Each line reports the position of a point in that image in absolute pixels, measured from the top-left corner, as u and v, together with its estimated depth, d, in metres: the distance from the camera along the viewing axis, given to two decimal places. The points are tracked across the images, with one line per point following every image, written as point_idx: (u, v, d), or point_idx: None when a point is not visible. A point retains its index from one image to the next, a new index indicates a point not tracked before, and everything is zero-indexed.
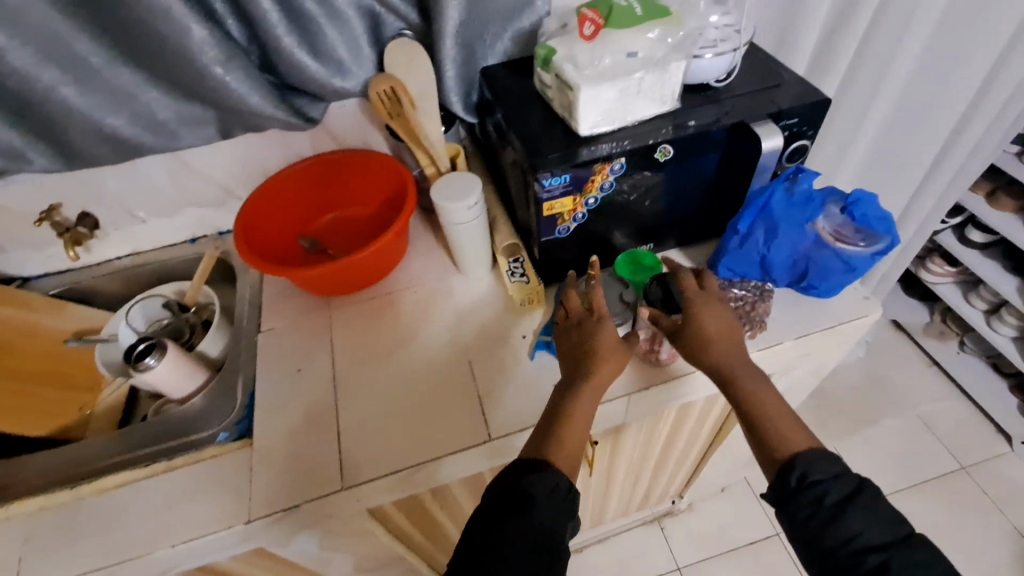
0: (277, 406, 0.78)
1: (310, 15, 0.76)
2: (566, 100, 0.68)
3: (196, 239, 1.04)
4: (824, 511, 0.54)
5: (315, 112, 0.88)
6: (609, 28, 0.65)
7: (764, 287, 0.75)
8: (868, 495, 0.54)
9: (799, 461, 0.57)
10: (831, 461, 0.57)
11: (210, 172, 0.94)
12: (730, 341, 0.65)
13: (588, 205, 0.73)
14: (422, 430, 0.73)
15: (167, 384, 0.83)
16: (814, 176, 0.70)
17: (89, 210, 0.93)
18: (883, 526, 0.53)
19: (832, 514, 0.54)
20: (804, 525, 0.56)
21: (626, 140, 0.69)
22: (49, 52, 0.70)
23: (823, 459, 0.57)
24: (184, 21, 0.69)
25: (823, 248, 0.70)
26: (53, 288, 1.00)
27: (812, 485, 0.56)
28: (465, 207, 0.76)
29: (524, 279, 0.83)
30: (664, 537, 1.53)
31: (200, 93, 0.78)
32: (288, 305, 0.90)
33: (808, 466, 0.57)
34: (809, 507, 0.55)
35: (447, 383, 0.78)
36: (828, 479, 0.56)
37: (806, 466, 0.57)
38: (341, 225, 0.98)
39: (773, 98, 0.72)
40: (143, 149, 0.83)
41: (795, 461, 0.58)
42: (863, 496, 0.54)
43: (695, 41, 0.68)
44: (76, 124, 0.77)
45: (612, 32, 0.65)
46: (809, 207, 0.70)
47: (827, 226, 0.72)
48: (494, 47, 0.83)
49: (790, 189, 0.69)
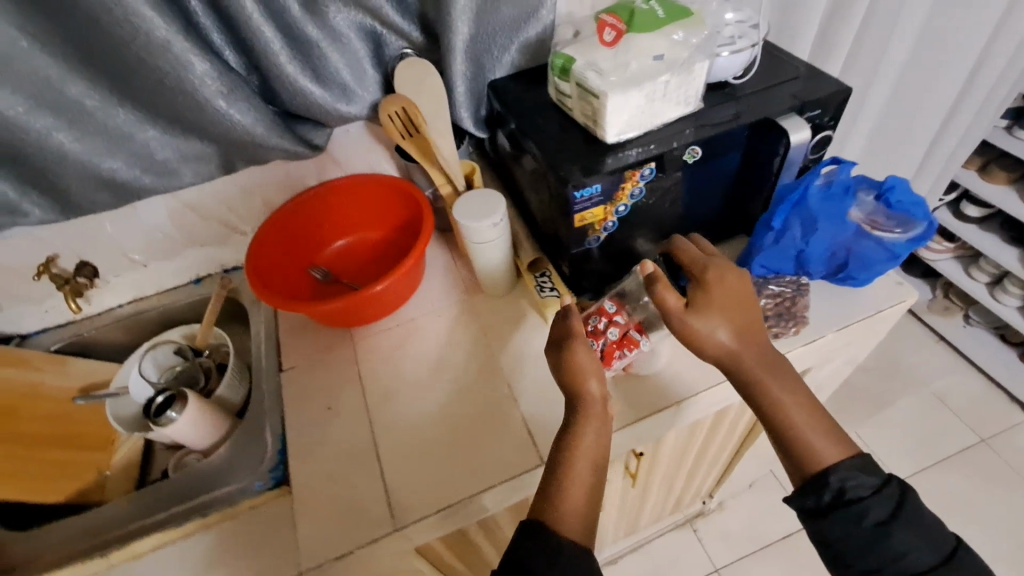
0: (312, 447, 0.74)
1: (312, 40, 0.73)
2: (589, 108, 0.66)
3: (200, 278, 1.00)
4: (866, 531, 0.53)
5: (318, 138, 0.85)
6: (631, 33, 0.63)
7: (799, 281, 0.75)
8: (910, 508, 0.53)
9: (835, 475, 0.55)
10: (868, 471, 0.55)
11: (213, 209, 0.91)
12: (747, 306, 0.62)
13: (618, 213, 0.72)
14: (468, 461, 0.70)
15: (187, 437, 0.77)
16: (852, 167, 0.69)
17: (87, 258, 0.89)
18: (929, 542, 0.53)
19: (877, 533, 0.53)
20: (837, 540, 0.55)
21: (652, 144, 0.67)
22: (41, 97, 0.66)
23: (861, 470, 0.55)
24: (185, 55, 0.65)
25: (863, 239, 0.70)
26: (54, 343, 0.96)
27: (852, 502, 0.54)
28: (491, 224, 0.74)
29: (556, 293, 0.80)
30: (698, 539, 1.50)
31: (201, 128, 0.74)
32: (308, 340, 0.86)
33: (846, 481, 0.55)
34: (849, 526, 0.54)
35: (488, 408, 0.75)
36: (869, 495, 0.54)
37: (843, 480, 0.55)
38: (354, 252, 0.95)
39: (792, 90, 0.72)
40: (143, 190, 0.79)
41: (830, 475, 0.56)
42: (908, 509, 0.53)
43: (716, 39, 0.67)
44: (73, 170, 0.73)
45: (636, 36, 0.63)
46: (846, 199, 0.68)
47: (860, 215, 0.71)
48: (502, 59, 0.82)
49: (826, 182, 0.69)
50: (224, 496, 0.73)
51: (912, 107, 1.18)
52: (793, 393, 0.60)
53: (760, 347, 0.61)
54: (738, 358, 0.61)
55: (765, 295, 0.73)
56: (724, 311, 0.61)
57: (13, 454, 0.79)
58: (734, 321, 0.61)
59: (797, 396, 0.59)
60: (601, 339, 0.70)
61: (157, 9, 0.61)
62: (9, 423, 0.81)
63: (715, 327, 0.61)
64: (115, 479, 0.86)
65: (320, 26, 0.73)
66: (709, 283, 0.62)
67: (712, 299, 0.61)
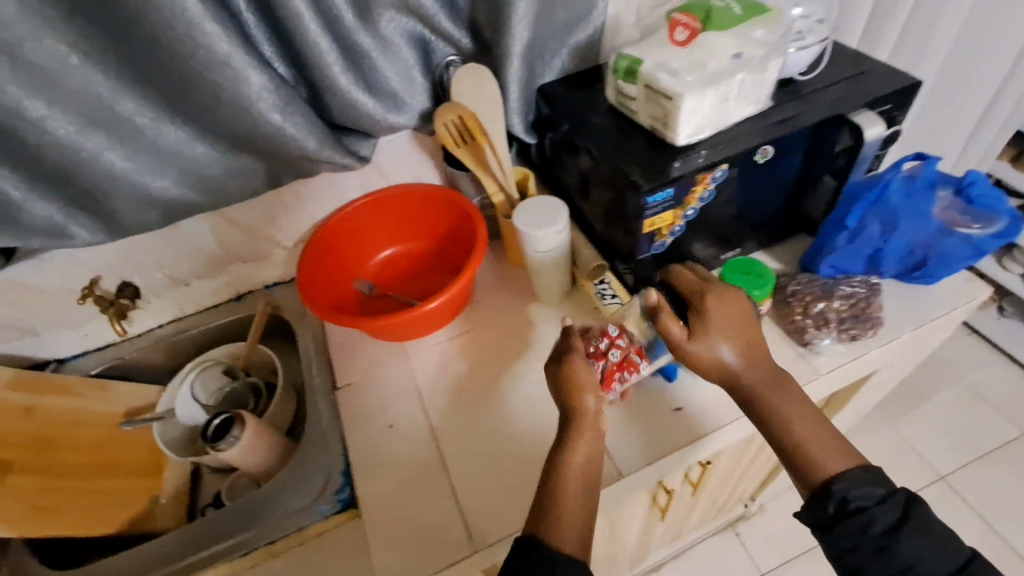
0: (380, 467, 0.73)
1: (364, 50, 0.72)
2: (658, 110, 0.64)
3: (241, 296, 0.98)
4: (872, 541, 0.52)
5: (364, 149, 0.82)
6: (706, 32, 0.62)
7: (871, 281, 0.74)
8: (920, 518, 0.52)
9: (838, 485, 0.54)
10: (872, 482, 0.54)
11: (256, 225, 0.89)
12: (747, 325, 0.62)
13: (686, 217, 0.70)
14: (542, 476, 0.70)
15: (244, 461, 0.75)
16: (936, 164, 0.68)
17: (128, 278, 0.87)
18: (939, 553, 0.51)
19: (881, 544, 0.51)
20: (846, 553, 0.53)
21: (720, 146, 0.66)
22: (92, 116, 0.64)
23: (865, 480, 0.54)
24: (243, 69, 0.63)
25: (945, 236, 0.68)
26: (94, 367, 0.93)
27: (857, 512, 0.53)
28: (554, 233, 0.72)
29: (618, 300, 0.77)
30: (741, 543, 1.48)
31: (252, 143, 0.72)
32: (360, 356, 0.85)
33: (849, 491, 0.54)
34: (857, 537, 0.52)
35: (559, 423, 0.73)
36: (874, 505, 0.53)
37: (846, 490, 0.54)
38: (397, 263, 0.94)
39: (859, 86, 0.70)
40: (190, 208, 0.77)
41: (834, 486, 0.54)
42: (914, 520, 0.51)
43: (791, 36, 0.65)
44: (122, 190, 0.71)
45: (711, 35, 0.62)
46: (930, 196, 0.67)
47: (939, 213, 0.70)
48: (552, 63, 0.80)
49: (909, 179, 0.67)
50: (291, 523, 0.72)
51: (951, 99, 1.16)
52: (794, 404, 0.59)
53: (763, 367, 0.61)
54: (741, 378, 0.61)
55: (837, 297, 0.72)
56: (725, 332, 0.61)
57: (55, 487, 0.76)
58: (735, 340, 0.61)
59: (798, 410, 0.59)
60: (602, 362, 0.66)
61: (217, 22, 0.59)
62: (54, 453, 0.78)
63: (718, 349, 0.61)
64: (165, 507, 0.83)
65: (372, 34, 0.71)
66: (708, 310, 0.61)
67: (713, 324, 0.61)
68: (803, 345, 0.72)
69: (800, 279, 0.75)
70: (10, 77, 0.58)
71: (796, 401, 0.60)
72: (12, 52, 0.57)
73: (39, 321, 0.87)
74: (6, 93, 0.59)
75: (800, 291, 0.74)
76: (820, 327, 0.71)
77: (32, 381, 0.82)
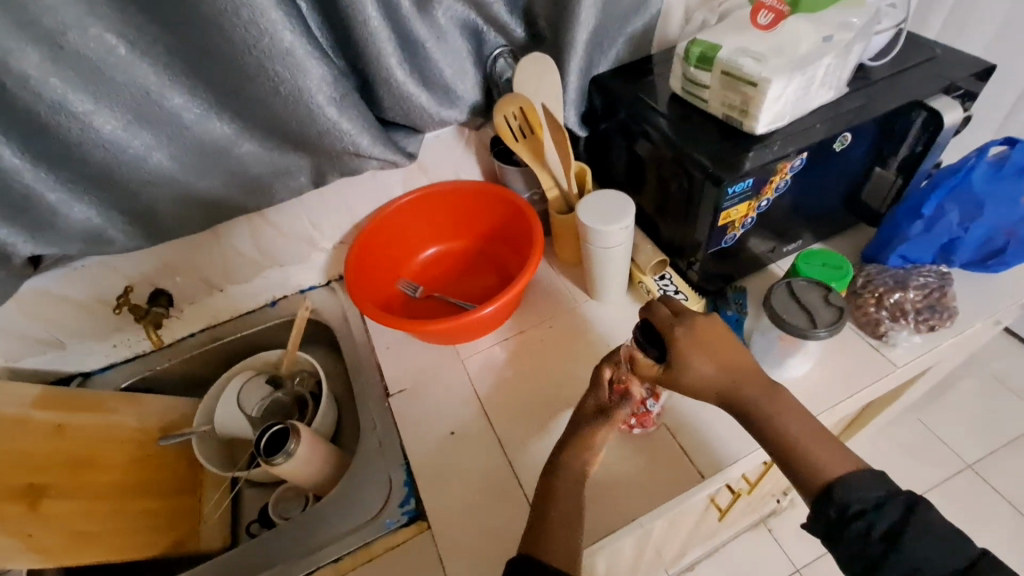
0: (446, 477, 0.69)
1: (420, 40, 0.68)
2: (737, 97, 0.62)
3: (276, 301, 0.94)
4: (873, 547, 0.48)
5: (412, 146, 0.78)
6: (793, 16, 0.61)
7: (941, 270, 0.73)
8: None
9: (836, 492, 0.50)
10: (873, 485, 0.50)
11: (294, 227, 0.85)
12: (725, 342, 0.59)
13: (759, 208, 0.68)
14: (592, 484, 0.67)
15: (300, 475, 0.71)
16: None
17: (161, 285, 0.83)
18: (947, 556, 0.46)
19: (883, 549, 0.47)
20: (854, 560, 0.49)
21: (798, 135, 0.64)
22: (140, 111, 0.60)
23: (867, 484, 0.50)
24: (304, 61, 0.59)
25: None
26: (124, 380, 0.88)
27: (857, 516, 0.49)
28: (622, 227, 0.69)
29: (683, 297, 0.75)
30: (774, 538, 1.45)
31: (303, 140, 0.68)
32: (411, 361, 0.81)
33: (848, 496, 0.50)
34: (860, 544, 0.48)
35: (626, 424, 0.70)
36: (873, 508, 0.49)
37: (845, 496, 0.50)
38: (439, 264, 0.92)
39: (933, 72, 0.69)
40: (232, 210, 0.73)
41: (832, 493, 0.51)
42: (917, 522, 0.47)
43: (876, 21, 0.64)
44: (164, 191, 0.67)
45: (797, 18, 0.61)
46: (1019, 182, 0.65)
47: None
48: (607, 53, 0.78)
49: (995, 165, 0.66)
50: (356, 538, 0.67)
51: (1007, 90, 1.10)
52: (790, 417, 0.55)
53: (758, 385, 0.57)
54: (736, 391, 0.57)
55: (911, 287, 0.71)
56: (705, 354, 0.58)
57: (95, 510, 0.68)
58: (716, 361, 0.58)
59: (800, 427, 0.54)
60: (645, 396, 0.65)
61: (281, 11, 0.56)
62: (98, 471, 0.71)
63: (702, 371, 0.58)
64: (211, 524, 0.79)
65: (428, 24, 0.67)
66: (682, 342, 0.58)
67: (693, 352, 0.58)
68: (877, 337, 0.71)
69: (868, 271, 0.74)
70: (52, 69, 0.54)
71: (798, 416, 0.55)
72: (55, 40, 0.52)
73: (68, 333, 0.82)
74: (48, 86, 0.54)
75: (872, 283, 0.73)
76: (896, 318, 0.70)
77: (62, 397, 0.75)
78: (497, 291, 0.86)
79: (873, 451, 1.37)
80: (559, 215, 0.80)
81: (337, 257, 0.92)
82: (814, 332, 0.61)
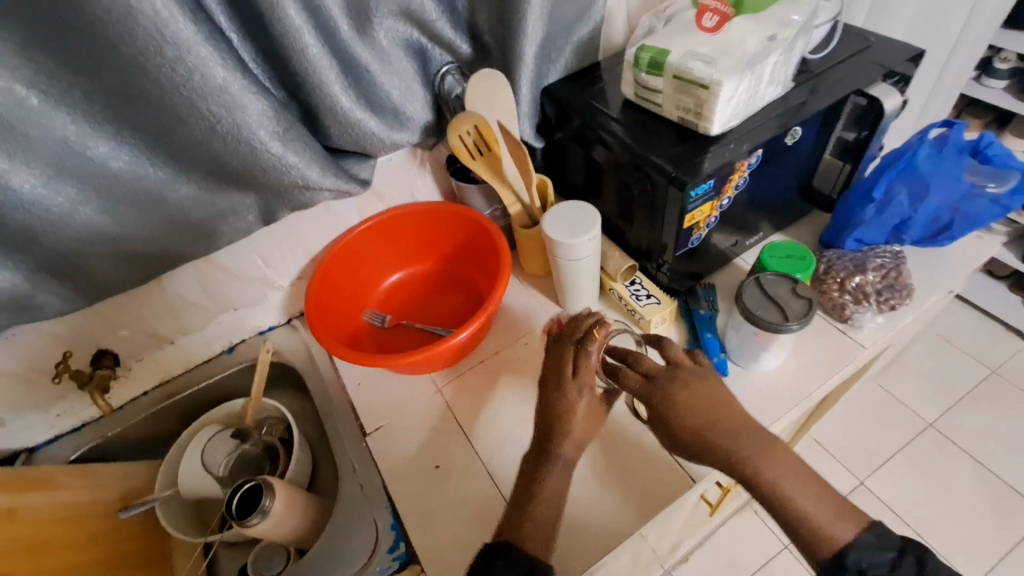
0: (434, 515, 0.66)
1: (363, 64, 0.65)
2: (690, 101, 0.62)
3: (233, 346, 0.89)
4: None
5: (364, 172, 0.74)
6: (737, 19, 0.62)
7: (895, 251, 0.75)
8: None
9: (850, 556, 0.48)
10: (882, 546, 0.48)
11: (245, 267, 0.79)
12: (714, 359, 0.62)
13: (721, 207, 0.69)
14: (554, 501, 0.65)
15: (279, 532, 0.66)
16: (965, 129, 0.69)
17: (104, 345, 0.76)
18: None
19: None
20: None
21: (752, 133, 0.65)
22: (61, 166, 0.55)
23: (876, 544, 0.48)
24: (241, 97, 0.56)
25: (974, 198, 0.70)
26: (72, 452, 0.80)
27: None
28: (589, 239, 0.68)
29: (655, 300, 0.75)
30: (762, 519, 1.35)
31: (246, 177, 0.64)
32: (386, 395, 0.78)
33: (863, 561, 0.48)
34: None
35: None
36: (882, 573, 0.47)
37: (859, 561, 0.48)
38: (405, 289, 0.89)
39: (870, 61, 0.71)
40: (173, 257, 0.68)
41: (845, 558, 0.48)
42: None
43: (814, 16, 0.65)
44: (93, 246, 0.61)
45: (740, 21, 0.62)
46: (958, 159, 0.69)
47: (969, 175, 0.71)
48: (556, 63, 0.78)
49: (935, 144, 0.69)
50: None
51: (934, 69, 1.15)
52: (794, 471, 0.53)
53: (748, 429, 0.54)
54: (719, 414, 0.56)
55: (870, 269, 0.73)
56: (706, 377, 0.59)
57: None
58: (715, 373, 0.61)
59: (804, 481, 0.52)
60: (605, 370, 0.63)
61: (210, 47, 0.52)
62: (60, 554, 0.64)
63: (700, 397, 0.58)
64: None
65: (370, 46, 0.64)
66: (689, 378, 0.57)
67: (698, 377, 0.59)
68: (843, 321, 0.73)
69: (828, 256, 0.76)
70: None
71: (777, 464, 0.52)
72: None
73: (3, 409, 0.74)
74: None
75: (833, 269, 0.74)
76: (860, 301, 0.72)
77: (8, 479, 0.66)
78: (468, 310, 0.84)
79: (846, 429, 1.40)
80: (524, 229, 0.80)
81: (295, 293, 0.88)
82: (790, 324, 0.61)
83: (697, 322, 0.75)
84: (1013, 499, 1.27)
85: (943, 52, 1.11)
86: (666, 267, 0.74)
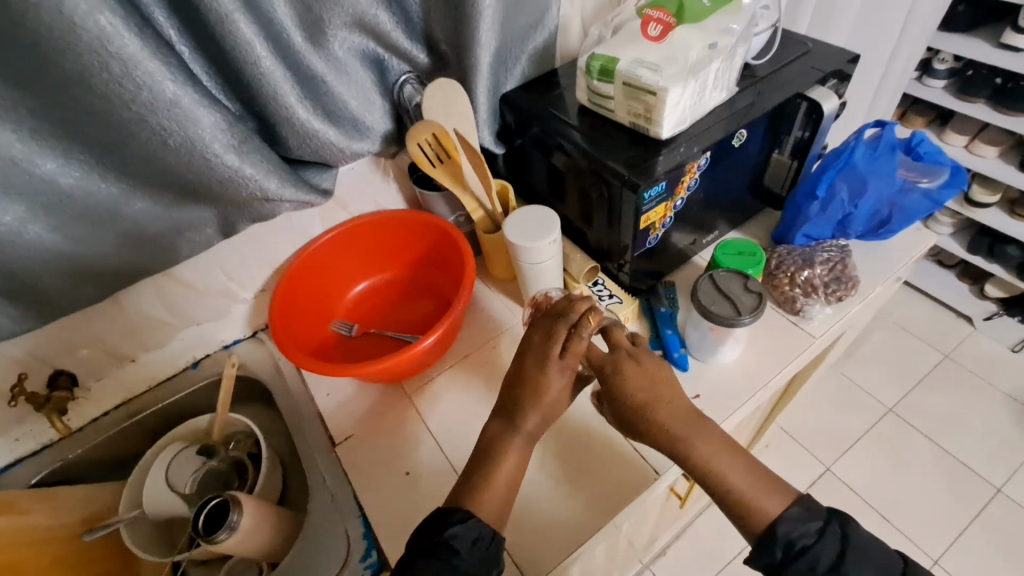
0: (406, 519, 0.67)
1: (318, 75, 0.65)
2: (640, 105, 0.65)
3: (198, 362, 0.87)
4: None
5: (326, 182, 0.75)
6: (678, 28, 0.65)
7: (841, 244, 0.79)
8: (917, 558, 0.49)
9: (779, 529, 0.50)
10: (808, 517, 0.50)
11: (209, 281, 0.79)
12: None
13: (675, 207, 0.72)
14: (525, 501, 0.66)
15: (248, 546, 0.65)
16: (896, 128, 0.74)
17: (61, 365, 0.75)
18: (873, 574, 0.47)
19: None
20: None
21: (701, 135, 0.68)
22: (8, 183, 0.54)
23: (802, 515, 0.50)
24: (193, 110, 0.56)
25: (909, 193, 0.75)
26: (33, 476, 0.78)
27: (802, 553, 0.49)
28: (549, 243, 0.70)
29: (616, 300, 0.77)
30: None
31: (202, 190, 0.63)
32: (355, 403, 0.78)
33: (790, 533, 0.49)
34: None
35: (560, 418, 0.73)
36: (815, 542, 0.49)
37: (788, 532, 0.49)
38: (371, 297, 0.89)
39: (809, 65, 0.75)
40: (132, 272, 0.67)
41: (775, 531, 0.50)
42: (851, 550, 0.48)
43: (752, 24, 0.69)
44: (47, 263, 0.60)
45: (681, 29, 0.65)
46: (892, 157, 0.73)
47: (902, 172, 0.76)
48: (513, 70, 0.79)
49: (871, 143, 0.73)
50: None
51: (877, 71, 1.21)
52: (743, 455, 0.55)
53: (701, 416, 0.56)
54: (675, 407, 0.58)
55: (818, 263, 0.77)
56: None
57: None
58: None
59: (749, 462, 0.54)
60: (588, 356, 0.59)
61: (160, 61, 0.52)
62: None
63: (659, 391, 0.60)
64: None
65: (325, 57, 0.65)
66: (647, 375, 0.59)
67: None
68: (795, 313, 0.76)
69: (780, 252, 0.80)
70: None
71: (722, 448, 0.54)
72: None
73: None
74: None
75: (784, 263, 0.78)
76: (810, 294, 0.75)
77: None
78: (435, 318, 0.85)
79: (812, 418, 1.45)
80: (487, 235, 0.81)
81: (260, 305, 0.87)
82: (743, 317, 0.64)
83: (657, 319, 0.77)
84: (967, 476, 1.33)
85: (884, 55, 1.17)
86: (626, 266, 0.76)
